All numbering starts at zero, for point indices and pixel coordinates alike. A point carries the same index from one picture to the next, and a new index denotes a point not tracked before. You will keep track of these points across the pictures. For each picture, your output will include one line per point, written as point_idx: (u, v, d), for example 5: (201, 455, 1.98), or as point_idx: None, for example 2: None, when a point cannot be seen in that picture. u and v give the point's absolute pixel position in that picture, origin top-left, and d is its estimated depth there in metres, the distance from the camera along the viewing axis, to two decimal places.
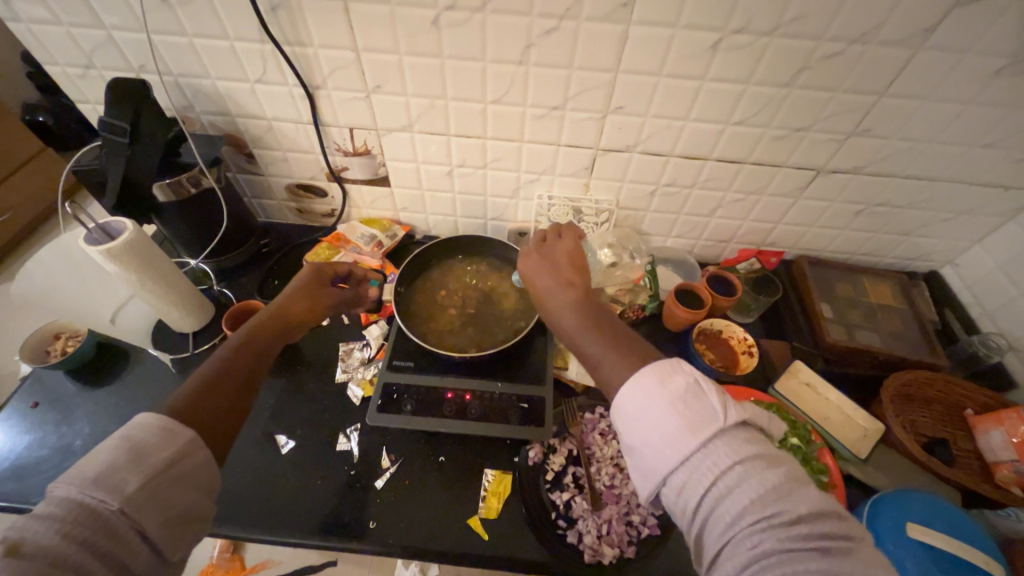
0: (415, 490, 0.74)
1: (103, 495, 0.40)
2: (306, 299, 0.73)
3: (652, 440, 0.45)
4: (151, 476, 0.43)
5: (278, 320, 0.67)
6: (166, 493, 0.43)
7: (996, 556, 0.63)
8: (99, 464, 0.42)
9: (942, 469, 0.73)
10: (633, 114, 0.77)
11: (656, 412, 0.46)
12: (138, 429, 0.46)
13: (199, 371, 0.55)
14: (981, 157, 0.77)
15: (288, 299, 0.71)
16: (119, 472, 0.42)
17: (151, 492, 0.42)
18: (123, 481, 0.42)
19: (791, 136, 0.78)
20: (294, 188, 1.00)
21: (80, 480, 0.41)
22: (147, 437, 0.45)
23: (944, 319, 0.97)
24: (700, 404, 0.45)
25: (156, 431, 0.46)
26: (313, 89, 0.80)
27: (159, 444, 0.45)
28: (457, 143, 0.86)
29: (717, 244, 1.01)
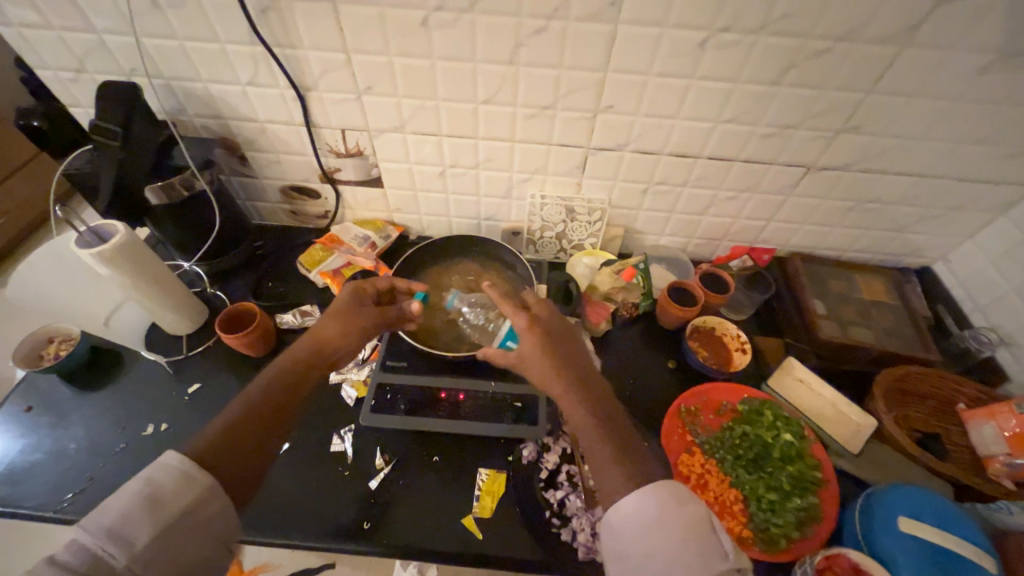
0: (409, 491, 0.74)
1: (114, 547, 0.43)
2: (341, 324, 0.69)
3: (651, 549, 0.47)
4: (161, 530, 0.45)
5: (309, 356, 0.64)
6: (174, 549, 0.46)
7: (988, 550, 0.63)
8: (118, 511, 0.45)
9: (934, 464, 0.74)
10: (622, 114, 0.78)
11: (667, 527, 0.47)
12: (160, 472, 0.48)
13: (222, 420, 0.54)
14: (971, 153, 0.77)
15: (322, 329, 0.67)
16: (133, 522, 0.45)
17: (159, 547, 0.45)
18: (135, 533, 0.44)
19: (780, 134, 0.78)
20: (287, 190, 1.01)
21: (98, 527, 0.44)
22: (165, 482, 0.47)
23: (936, 314, 0.97)
24: (708, 542, 0.47)
25: (176, 477, 0.48)
26: (304, 92, 0.80)
27: (174, 492, 0.47)
28: (448, 144, 0.86)
29: (710, 243, 1.01)
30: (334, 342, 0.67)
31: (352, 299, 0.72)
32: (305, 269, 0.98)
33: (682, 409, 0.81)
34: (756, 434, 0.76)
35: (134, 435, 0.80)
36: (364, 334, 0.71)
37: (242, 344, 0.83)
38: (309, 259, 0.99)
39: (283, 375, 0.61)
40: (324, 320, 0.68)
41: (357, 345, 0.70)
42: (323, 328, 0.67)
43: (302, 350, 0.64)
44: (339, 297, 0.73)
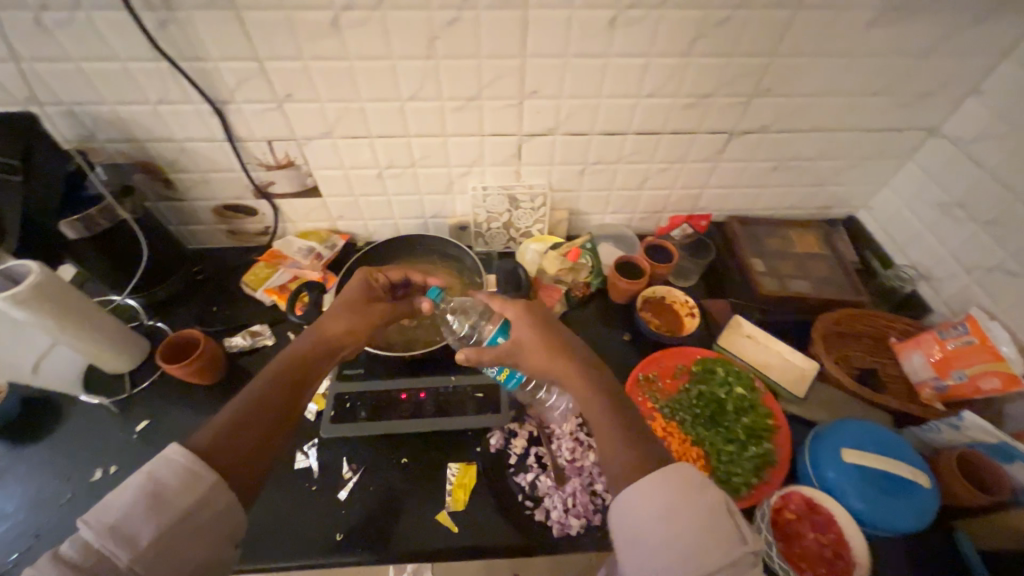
0: (380, 495, 0.73)
1: (116, 545, 0.40)
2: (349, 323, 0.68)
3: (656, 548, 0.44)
4: (168, 526, 0.43)
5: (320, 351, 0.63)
6: (177, 551, 0.42)
7: (923, 468, 0.67)
8: (122, 507, 0.43)
9: (880, 400, 0.78)
10: (547, 98, 0.79)
11: (681, 521, 0.43)
12: (167, 465, 0.46)
13: (218, 425, 0.51)
14: (873, 104, 0.83)
15: (336, 324, 0.67)
16: (139, 519, 0.42)
17: (164, 547, 0.42)
18: (140, 531, 0.42)
19: (699, 103, 0.81)
20: (220, 210, 0.97)
21: (100, 524, 0.41)
22: (172, 476, 0.45)
23: (864, 259, 1.04)
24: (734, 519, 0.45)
25: (181, 471, 0.46)
26: (221, 105, 0.78)
27: (181, 487, 0.45)
28: (380, 145, 0.85)
29: (652, 216, 1.04)
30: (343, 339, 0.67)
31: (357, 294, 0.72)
32: (250, 288, 0.95)
33: (641, 377, 0.83)
34: (709, 392, 0.80)
35: (82, 483, 0.75)
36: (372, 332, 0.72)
37: (187, 374, 0.79)
38: (253, 278, 0.96)
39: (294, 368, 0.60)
40: (326, 318, 0.67)
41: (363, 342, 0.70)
42: (333, 323, 0.67)
43: (314, 344, 0.64)
44: (349, 286, 0.73)
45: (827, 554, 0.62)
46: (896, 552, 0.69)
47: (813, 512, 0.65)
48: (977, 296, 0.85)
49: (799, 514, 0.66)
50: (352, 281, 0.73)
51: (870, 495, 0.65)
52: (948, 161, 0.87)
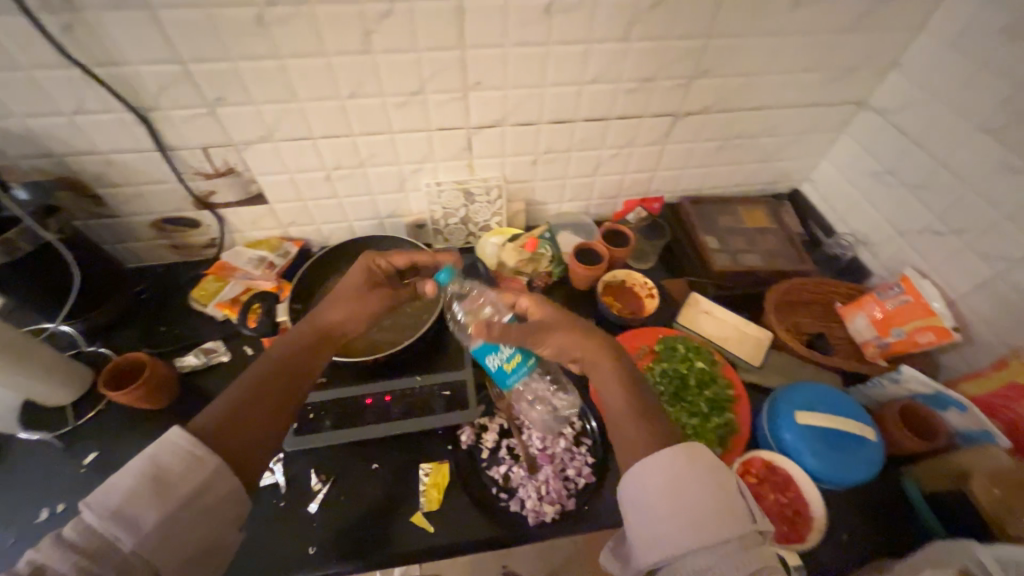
0: (352, 504, 0.71)
1: (121, 527, 0.44)
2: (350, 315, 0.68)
3: (669, 520, 0.47)
4: (167, 510, 0.46)
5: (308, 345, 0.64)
6: (177, 532, 0.46)
7: (869, 422, 0.71)
8: (122, 491, 0.46)
9: (831, 362, 0.82)
10: (492, 88, 0.78)
11: (698, 501, 0.47)
12: (167, 452, 0.49)
13: (218, 418, 0.54)
14: (804, 81, 0.86)
15: (330, 316, 0.67)
16: (139, 502, 0.46)
17: (164, 528, 0.46)
18: (141, 514, 0.45)
19: (642, 87, 0.83)
20: (159, 224, 0.92)
21: (103, 508, 0.45)
22: (170, 464, 0.48)
23: (809, 229, 1.09)
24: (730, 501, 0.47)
25: (180, 458, 0.49)
26: (146, 112, 0.73)
27: (179, 474, 0.48)
28: (325, 146, 0.82)
29: (607, 201, 1.06)
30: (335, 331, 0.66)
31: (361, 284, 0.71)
32: (200, 304, 0.91)
33: None
34: (672, 368, 0.81)
35: (26, 525, 0.70)
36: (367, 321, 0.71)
37: (135, 400, 0.75)
38: (202, 294, 0.92)
39: (282, 362, 0.61)
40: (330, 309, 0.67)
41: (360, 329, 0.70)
42: (330, 314, 0.67)
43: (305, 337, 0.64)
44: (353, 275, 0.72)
45: (786, 513, 0.66)
46: (851, 503, 0.73)
47: (772, 473, 0.69)
48: (911, 257, 0.90)
49: (761, 477, 0.69)
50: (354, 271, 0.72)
51: (823, 453, 0.68)
52: (877, 131, 0.92)
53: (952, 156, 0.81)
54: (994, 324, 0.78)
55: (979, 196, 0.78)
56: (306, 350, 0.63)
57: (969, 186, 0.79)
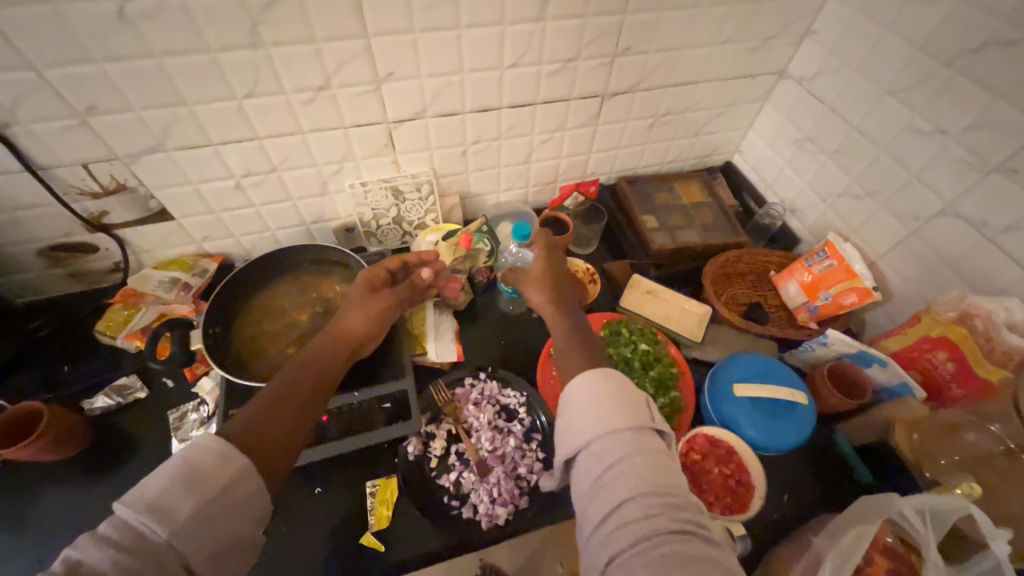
0: (294, 533, 0.67)
1: (155, 521, 0.40)
2: (359, 320, 0.65)
3: (577, 423, 0.49)
4: (203, 507, 0.41)
5: (333, 345, 0.62)
6: (215, 524, 0.42)
7: (803, 388, 0.74)
8: (159, 486, 0.41)
9: (773, 331, 0.84)
10: (406, 78, 0.73)
11: (603, 404, 0.48)
12: (201, 451, 0.45)
13: (244, 420, 0.50)
14: (725, 53, 0.86)
15: (349, 317, 0.65)
16: (174, 496, 0.41)
17: (199, 521, 0.41)
18: (177, 506, 0.41)
19: (565, 68, 0.80)
20: (49, 252, 0.82)
21: (139, 501, 0.40)
22: (204, 462, 0.44)
23: (742, 201, 1.11)
24: (637, 405, 0.48)
25: (213, 455, 0.45)
26: (3, 128, 0.63)
27: (214, 471, 0.44)
28: (228, 152, 0.75)
29: (545, 187, 1.03)
30: (359, 330, 0.65)
31: (361, 287, 0.69)
32: (108, 336, 0.82)
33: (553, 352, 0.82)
34: (617, 354, 0.81)
35: None
36: (389, 320, 0.70)
37: (38, 452, 0.67)
38: (110, 324, 0.82)
39: (309, 363, 0.59)
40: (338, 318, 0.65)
41: (380, 332, 0.69)
42: (342, 323, 0.65)
43: (326, 339, 0.62)
44: (357, 284, 0.70)
45: (731, 485, 0.68)
46: (789, 465, 0.76)
47: (715, 447, 0.71)
48: (834, 221, 0.94)
49: (704, 453, 0.70)
50: (359, 277, 0.71)
51: (761, 422, 0.70)
52: (797, 100, 0.94)
53: (866, 121, 0.83)
54: (909, 281, 0.83)
55: (890, 158, 0.81)
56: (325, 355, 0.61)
57: (881, 149, 0.82)
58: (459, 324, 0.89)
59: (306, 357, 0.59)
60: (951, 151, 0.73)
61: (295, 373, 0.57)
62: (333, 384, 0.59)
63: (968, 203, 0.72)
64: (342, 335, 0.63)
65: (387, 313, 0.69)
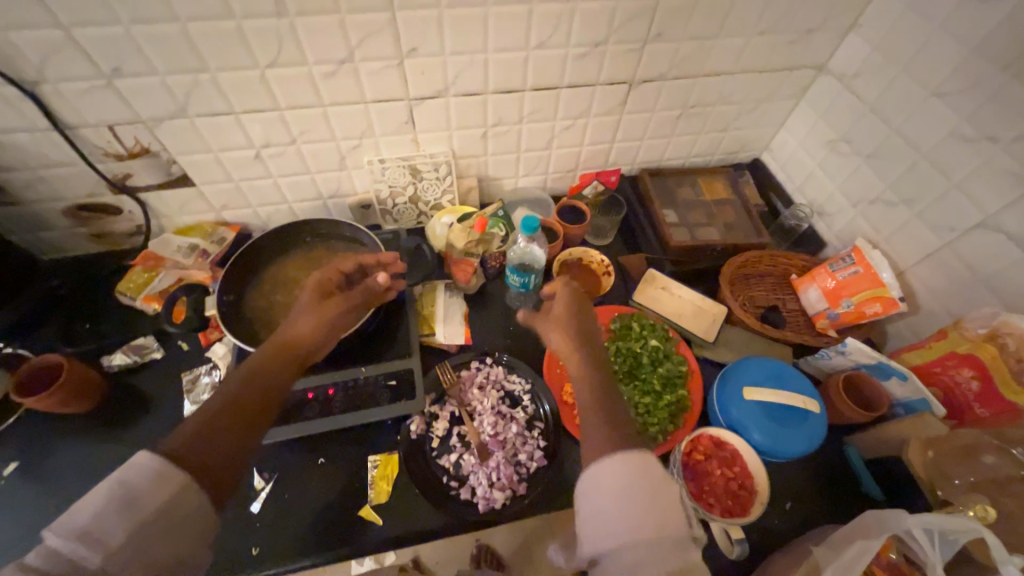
0: (297, 501, 0.69)
1: (87, 552, 0.36)
2: (312, 321, 0.60)
3: (609, 520, 0.42)
4: (138, 533, 0.38)
5: (286, 349, 0.57)
6: (156, 546, 0.39)
7: (815, 396, 0.72)
8: (90, 515, 0.38)
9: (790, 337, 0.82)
10: (429, 55, 0.72)
11: (638, 502, 0.42)
12: (134, 471, 0.40)
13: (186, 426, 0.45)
14: (762, 44, 0.83)
15: (297, 325, 0.60)
16: (108, 523, 0.37)
17: (139, 546, 0.38)
18: (111, 533, 0.37)
19: (592, 52, 0.77)
20: (74, 210, 0.84)
21: (70, 531, 0.36)
22: (137, 483, 0.39)
23: (768, 201, 1.08)
24: (673, 506, 0.42)
25: (151, 475, 0.40)
26: (33, 86, 0.64)
27: (150, 493, 0.39)
28: (249, 121, 0.75)
29: (564, 175, 1.01)
30: (310, 338, 0.59)
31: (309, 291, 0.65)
32: (128, 296, 0.84)
33: None
34: (626, 347, 0.80)
35: None
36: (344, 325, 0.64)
37: (55, 405, 0.69)
38: (130, 285, 0.85)
39: (260, 371, 0.53)
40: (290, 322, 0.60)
41: (334, 339, 0.63)
42: (295, 327, 0.59)
43: (274, 346, 0.56)
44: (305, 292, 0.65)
45: (733, 487, 0.66)
46: (794, 473, 0.75)
47: (719, 449, 0.69)
48: (862, 227, 0.90)
49: (708, 454, 0.69)
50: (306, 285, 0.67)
51: (769, 428, 0.69)
52: (835, 97, 0.90)
53: (908, 124, 0.79)
54: (938, 294, 0.79)
55: (930, 164, 0.77)
56: (277, 355, 0.55)
57: (920, 154, 0.78)
58: (469, 308, 0.88)
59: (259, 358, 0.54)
60: (997, 160, 0.69)
61: (244, 379, 0.51)
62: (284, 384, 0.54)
63: (1009, 217, 0.69)
64: (294, 342, 0.57)
65: (339, 321, 0.63)
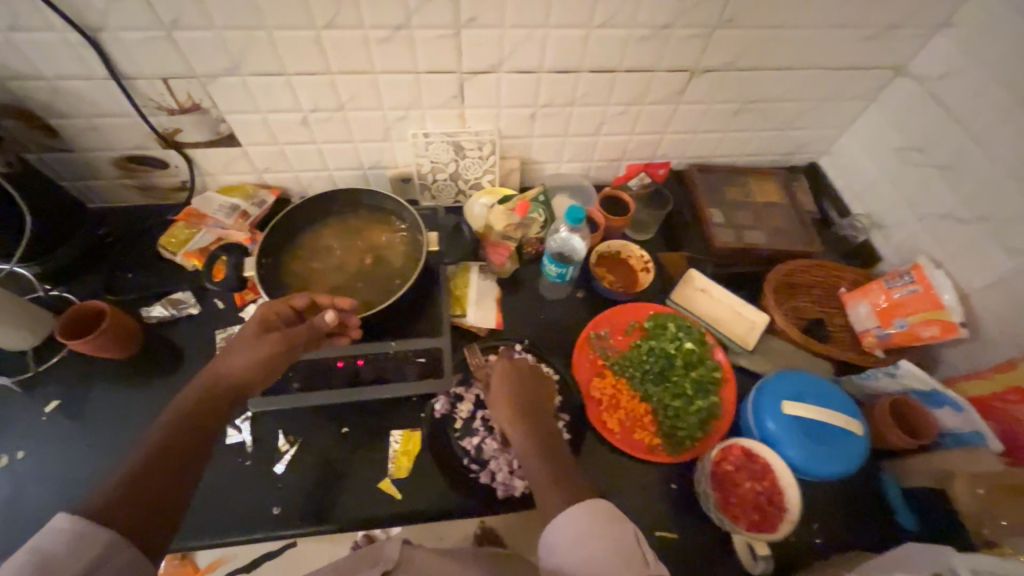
0: (319, 467, 0.70)
1: None
2: (245, 361, 0.56)
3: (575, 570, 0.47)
4: None
5: (214, 397, 0.53)
6: None
7: (858, 417, 0.69)
8: None
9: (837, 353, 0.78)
10: (487, 27, 0.69)
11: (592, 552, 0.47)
12: (52, 536, 0.38)
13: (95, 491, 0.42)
14: (839, 38, 0.77)
15: (227, 362, 0.56)
16: None
17: None
18: None
19: (656, 35, 0.73)
20: (123, 161, 0.85)
21: None
22: (54, 549, 0.37)
23: (822, 207, 1.02)
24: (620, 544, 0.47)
25: (68, 538, 0.38)
26: (93, 33, 0.65)
27: (70, 557, 0.37)
28: (299, 84, 0.74)
29: (609, 163, 0.98)
30: (242, 378, 0.55)
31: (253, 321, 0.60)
32: (168, 251, 0.86)
33: (592, 335, 0.81)
34: (659, 347, 0.78)
35: None
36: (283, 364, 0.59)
37: (96, 348, 0.71)
38: (171, 240, 0.86)
39: (185, 417, 0.50)
40: (226, 357, 0.56)
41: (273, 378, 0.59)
42: (228, 366, 0.55)
43: (201, 389, 0.53)
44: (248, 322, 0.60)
45: (761, 502, 0.64)
46: (824, 494, 0.72)
47: (751, 461, 0.67)
48: (926, 244, 0.85)
49: (738, 465, 0.67)
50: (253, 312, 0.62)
51: (808, 446, 0.66)
52: (911, 102, 0.83)
53: (993, 137, 0.73)
54: (1004, 322, 0.74)
55: (1013, 182, 0.71)
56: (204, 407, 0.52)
57: (1004, 170, 0.72)
58: (501, 291, 0.87)
59: (180, 411, 0.51)
60: None
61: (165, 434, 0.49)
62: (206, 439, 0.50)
63: None
64: (222, 383, 0.54)
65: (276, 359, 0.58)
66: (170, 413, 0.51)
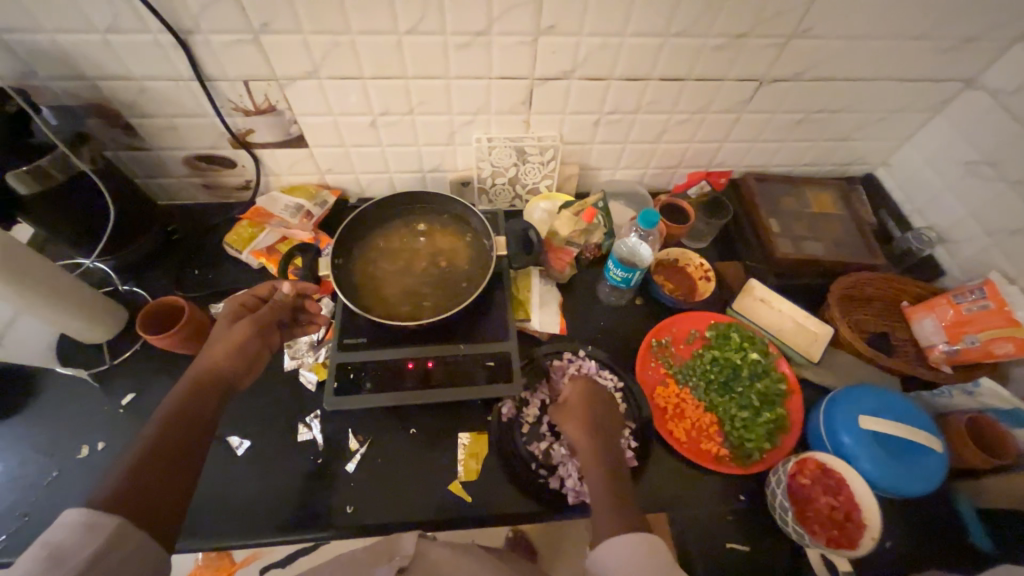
0: (389, 467, 0.71)
1: None
2: (224, 350, 0.60)
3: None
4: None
5: (200, 385, 0.57)
6: None
7: (935, 433, 0.68)
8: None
9: (906, 368, 0.76)
10: (565, 34, 0.70)
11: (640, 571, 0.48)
12: (61, 530, 0.42)
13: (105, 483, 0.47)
14: (915, 50, 0.76)
15: (208, 355, 0.60)
16: None
17: None
18: None
19: (731, 44, 0.73)
20: (193, 160, 0.87)
21: None
22: (66, 539, 0.42)
23: (880, 219, 1.01)
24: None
25: (77, 529, 0.42)
26: (185, 36, 0.66)
27: (78, 545, 0.42)
28: (374, 88, 0.75)
29: (666, 170, 0.98)
30: (225, 366, 0.59)
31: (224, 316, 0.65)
32: (234, 249, 0.87)
33: (654, 343, 0.81)
34: (723, 356, 0.78)
35: (66, 460, 0.70)
36: (260, 347, 0.64)
37: (172, 345, 0.72)
38: (237, 238, 0.88)
39: (178, 405, 0.55)
40: (206, 352, 0.60)
41: (254, 362, 0.63)
42: (209, 358, 0.60)
43: (189, 383, 0.57)
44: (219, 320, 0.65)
45: (838, 518, 0.63)
46: (896, 511, 0.71)
47: (825, 475, 0.66)
48: (997, 260, 0.84)
49: (813, 479, 0.66)
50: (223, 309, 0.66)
51: (884, 459, 0.65)
52: (982, 115, 0.82)
53: None
54: None
55: None
56: (192, 395, 0.56)
57: None
58: (561, 296, 0.87)
59: (171, 404, 0.55)
60: None
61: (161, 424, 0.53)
62: (198, 421, 0.54)
63: None
64: (209, 376, 0.58)
65: (251, 343, 0.62)
66: (163, 407, 0.55)
